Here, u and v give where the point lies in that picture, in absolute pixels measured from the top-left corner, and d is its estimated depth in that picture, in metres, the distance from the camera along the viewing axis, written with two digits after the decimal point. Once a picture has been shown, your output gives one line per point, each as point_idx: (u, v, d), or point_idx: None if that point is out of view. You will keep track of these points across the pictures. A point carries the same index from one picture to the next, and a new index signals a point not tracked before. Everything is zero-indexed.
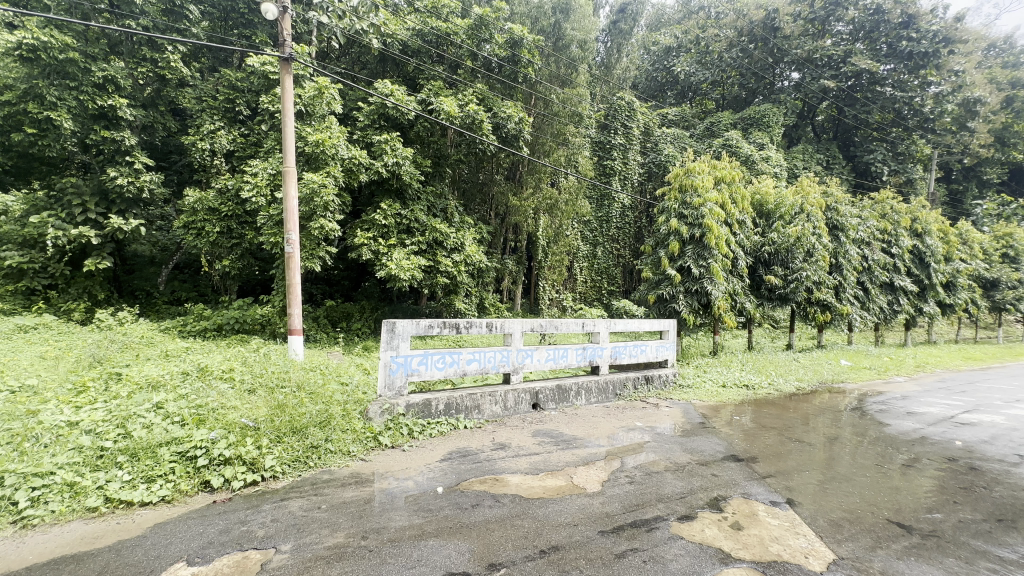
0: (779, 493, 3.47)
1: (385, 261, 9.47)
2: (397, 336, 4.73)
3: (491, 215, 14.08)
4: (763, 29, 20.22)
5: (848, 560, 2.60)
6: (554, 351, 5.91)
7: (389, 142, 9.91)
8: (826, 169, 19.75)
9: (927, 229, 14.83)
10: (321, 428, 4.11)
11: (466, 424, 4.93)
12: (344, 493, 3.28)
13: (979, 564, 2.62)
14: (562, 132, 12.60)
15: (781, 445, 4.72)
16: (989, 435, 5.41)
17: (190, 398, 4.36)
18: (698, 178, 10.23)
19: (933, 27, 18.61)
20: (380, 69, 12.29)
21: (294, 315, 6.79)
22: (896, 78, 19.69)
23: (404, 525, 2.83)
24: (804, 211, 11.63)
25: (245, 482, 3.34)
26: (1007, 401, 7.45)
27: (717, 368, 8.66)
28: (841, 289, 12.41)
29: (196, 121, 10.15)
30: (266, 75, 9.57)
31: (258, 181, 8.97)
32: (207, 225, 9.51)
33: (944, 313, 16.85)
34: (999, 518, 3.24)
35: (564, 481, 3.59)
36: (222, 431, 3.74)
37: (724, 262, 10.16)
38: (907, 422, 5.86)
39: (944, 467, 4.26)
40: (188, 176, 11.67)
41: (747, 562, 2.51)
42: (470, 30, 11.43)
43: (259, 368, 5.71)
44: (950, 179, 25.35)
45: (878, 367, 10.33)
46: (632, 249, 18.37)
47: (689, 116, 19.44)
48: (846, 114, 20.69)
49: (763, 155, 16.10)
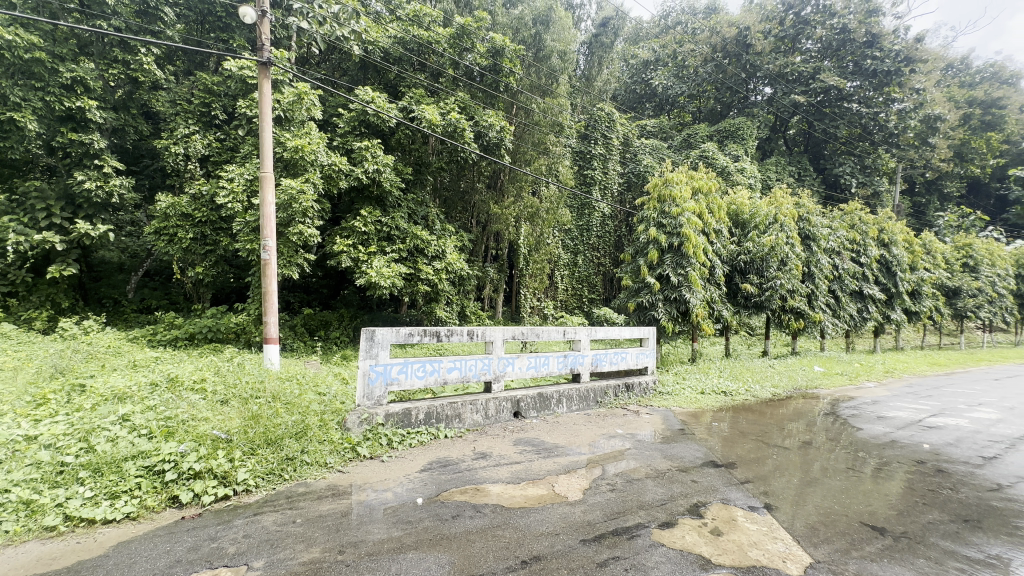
0: (757, 498, 3.52)
1: (364, 268, 9.37)
2: (376, 344, 4.66)
3: (472, 223, 14.04)
4: (736, 45, 20.86)
5: (824, 563, 2.64)
6: (535, 359, 5.90)
7: (370, 149, 9.85)
8: (798, 181, 20.40)
9: (892, 239, 15.43)
10: (297, 439, 4.01)
11: (447, 433, 4.87)
12: (320, 506, 3.19)
13: (948, 564, 2.70)
14: (542, 141, 12.73)
15: (758, 450, 4.78)
16: (954, 438, 5.60)
17: (159, 410, 4.21)
18: (676, 189, 10.45)
19: (895, 47, 19.43)
20: (361, 77, 12.28)
21: (269, 323, 6.60)
22: (861, 94, 20.54)
23: (382, 538, 2.76)
24: (778, 221, 12.00)
25: (215, 497, 3.23)
26: (969, 404, 7.76)
27: (696, 375, 8.78)
28: (814, 297, 12.76)
29: (169, 125, 9.91)
30: (244, 79, 9.47)
31: (234, 187, 8.78)
32: (180, 230, 9.25)
33: (912, 320, 17.35)
34: (966, 519, 3.35)
35: (545, 490, 3.57)
36: (192, 443, 3.60)
37: (701, 270, 10.37)
38: (878, 426, 6.04)
39: (913, 470, 4.39)
40: (160, 180, 11.46)
41: (727, 568, 2.52)
42: (452, 39, 11.52)
43: (232, 378, 5.55)
44: (914, 192, 26.35)
45: (849, 373, 10.61)
46: (612, 257, 18.60)
47: (666, 128, 19.88)
48: (816, 129, 21.64)
49: (738, 166, 16.60)
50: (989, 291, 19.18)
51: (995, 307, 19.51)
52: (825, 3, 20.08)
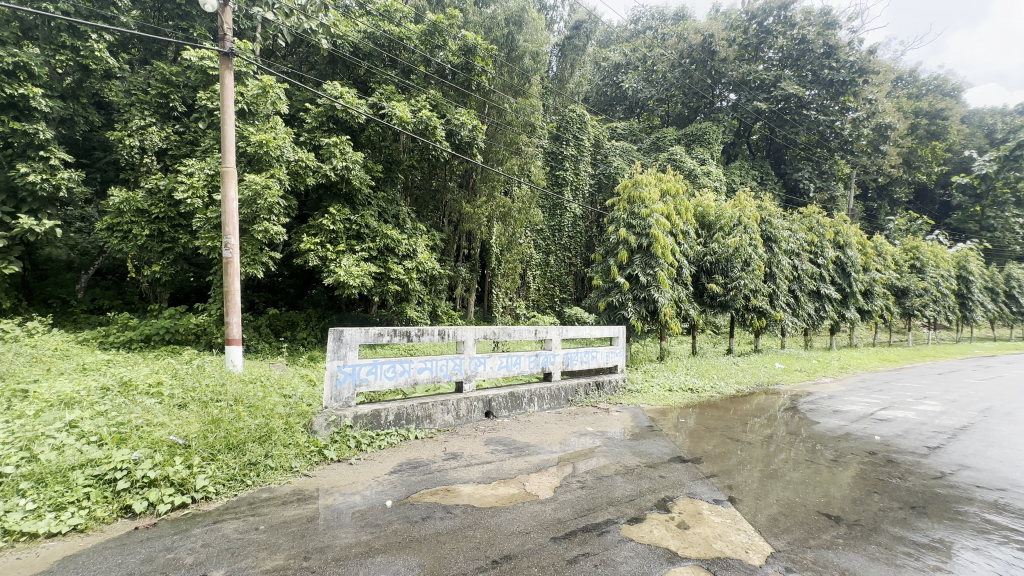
0: (721, 492, 3.62)
1: (333, 267, 9.17)
2: (344, 344, 4.55)
3: (444, 222, 13.91)
4: (702, 52, 21.43)
5: (784, 552, 2.74)
6: (506, 359, 5.91)
7: (338, 145, 9.62)
8: (760, 184, 21.18)
9: (847, 241, 16.21)
10: (261, 443, 3.89)
11: (418, 434, 4.81)
12: (285, 511, 3.10)
13: (897, 549, 2.85)
14: (514, 141, 12.83)
15: (723, 445, 4.92)
16: (903, 429, 5.93)
17: (110, 415, 4.01)
18: (646, 190, 10.68)
19: (850, 58, 20.41)
20: (330, 71, 12.04)
21: (232, 323, 6.38)
22: (819, 103, 21.48)
23: (350, 542, 2.70)
24: (742, 223, 12.45)
25: (172, 505, 3.08)
26: (916, 397, 8.25)
27: (664, 373, 9.00)
28: (775, 297, 13.23)
29: (123, 116, 9.44)
30: (204, 70, 9.08)
31: (193, 182, 8.43)
32: (135, 227, 8.80)
33: (865, 319, 18.21)
34: (912, 506, 3.55)
35: (517, 489, 3.57)
36: (147, 450, 3.44)
37: (669, 271, 10.59)
38: (834, 420, 6.33)
39: (865, 460, 4.62)
40: (113, 174, 10.97)
41: (693, 561, 2.59)
42: (424, 36, 11.38)
43: (191, 382, 5.32)
44: (867, 197, 27.68)
45: (807, 369, 11.06)
46: (583, 257, 18.78)
47: (636, 131, 20.26)
48: (777, 135, 22.60)
49: (704, 170, 17.11)
50: (934, 291, 20.39)
51: (938, 306, 20.74)
52: (786, 13, 20.92)
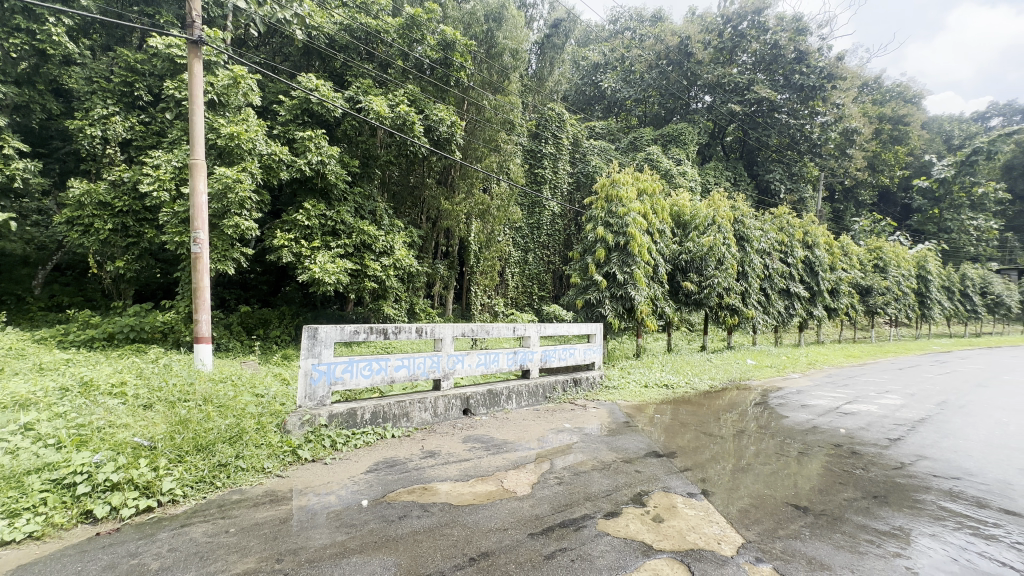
0: (694, 485, 3.70)
1: (307, 264, 8.99)
2: (319, 342, 4.47)
3: (422, 219, 13.76)
4: (679, 54, 21.76)
5: (754, 543, 2.82)
6: (485, 356, 5.89)
7: (313, 139, 9.41)
8: (734, 185, 21.68)
9: (815, 241, 16.76)
10: (231, 444, 3.80)
11: (394, 433, 4.75)
12: (257, 513, 3.02)
13: (860, 537, 2.96)
14: (493, 138, 12.76)
15: (697, 440, 5.03)
16: (866, 422, 6.17)
17: (69, 416, 3.84)
18: (623, 189, 10.79)
19: (820, 64, 21.13)
20: (304, 63, 11.80)
21: (202, 321, 6.19)
22: (790, 106, 22.19)
23: (325, 543, 2.65)
24: (716, 222, 12.74)
25: (137, 509, 2.97)
26: (878, 391, 8.61)
27: (640, 370, 9.13)
28: (748, 295, 13.56)
29: (84, 104, 9.02)
30: (172, 58, 8.76)
31: (160, 175, 8.13)
32: (97, 221, 8.41)
33: (832, 316, 18.83)
34: (875, 496, 3.70)
35: (494, 486, 3.57)
36: (110, 453, 3.32)
37: (646, 269, 10.76)
38: (802, 414, 6.55)
39: (831, 453, 4.80)
40: (74, 165, 10.54)
41: (667, 553, 2.64)
42: (402, 29, 11.21)
43: (157, 381, 5.13)
44: (834, 200, 28.65)
45: (777, 365, 11.41)
46: (561, 255, 18.87)
47: (614, 130, 20.47)
48: (750, 137, 23.17)
49: (680, 170, 17.42)
50: (896, 290, 21.26)
51: (900, 304, 21.64)
52: (760, 18, 21.44)
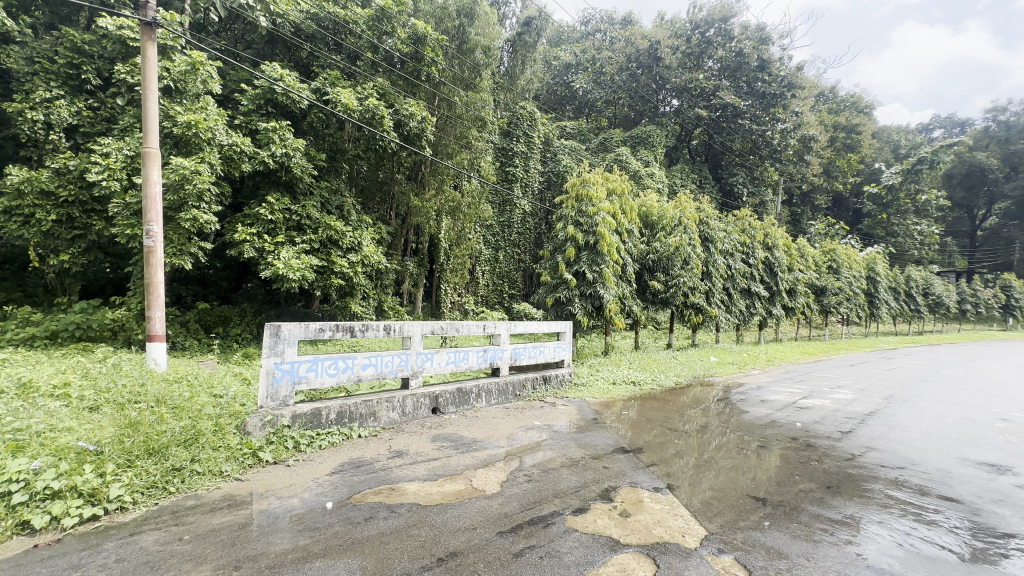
0: (660, 480, 3.78)
1: (270, 259, 8.68)
2: (281, 340, 4.31)
3: (391, 215, 13.52)
4: (648, 57, 22.16)
5: (716, 534, 2.90)
6: (454, 354, 5.84)
7: (277, 131, 9.08)
8: (699, 188, 22.28)
9: (774, 243, 17.43)
10: (186, 447, 3.62)
11: (361, 433, 4.65)
12: (213, 519, 2.88)
13: (815, 526, 3.09)
14: (464, 135, 12.66)
15: (663, 436, 5.14)
16: (820, 416, 6.46)
17: (4, 420, 3.57)
18: (592, 189, 10.95)
19: (781, 72, 21.95)
20: (268, 52, 11.37)
21: (155, 318, 5.88)
22: (752, 113, 22.87)
23: (287, 548, 2.56)
24: (682, 223, 13.13)
25: (81, 518, 2.78)
26: (831, 387, 9.02)
27: (608, 367, 9.25)
28: (712, 294, 13.98)
29: (24, 86, 8.42)
30: (124, 41, 8.31)
31: (110, 163, 7.69)
32: (38, 211, 7.85)
33: (790, 315, 19.64)
34: (828, 486, 3.88)
35: (463, 485, 3.55)
36: (50, 459, 3.10)
37: (614, 268, 10.93)
38: (762, 409, 6.80)
39: (788, 446, 5.00)
40: (14, 151, 9.75)
41: (634, 547, 2.68)
42: (371, 21, 10.95)
43: (105, 382, 4.85)
44: (792, 203, 29.86)
45: (739, 362, 11.82)
46: (532, 254, 18.95)
47: (585, 131, 20.70)
48: (715, 141, 23.91)
49: (648, 172, 17.76)
50: (848, 290, 22.33)
51: (851, 303, 22.76)
52: (726, 26, 22.07)
